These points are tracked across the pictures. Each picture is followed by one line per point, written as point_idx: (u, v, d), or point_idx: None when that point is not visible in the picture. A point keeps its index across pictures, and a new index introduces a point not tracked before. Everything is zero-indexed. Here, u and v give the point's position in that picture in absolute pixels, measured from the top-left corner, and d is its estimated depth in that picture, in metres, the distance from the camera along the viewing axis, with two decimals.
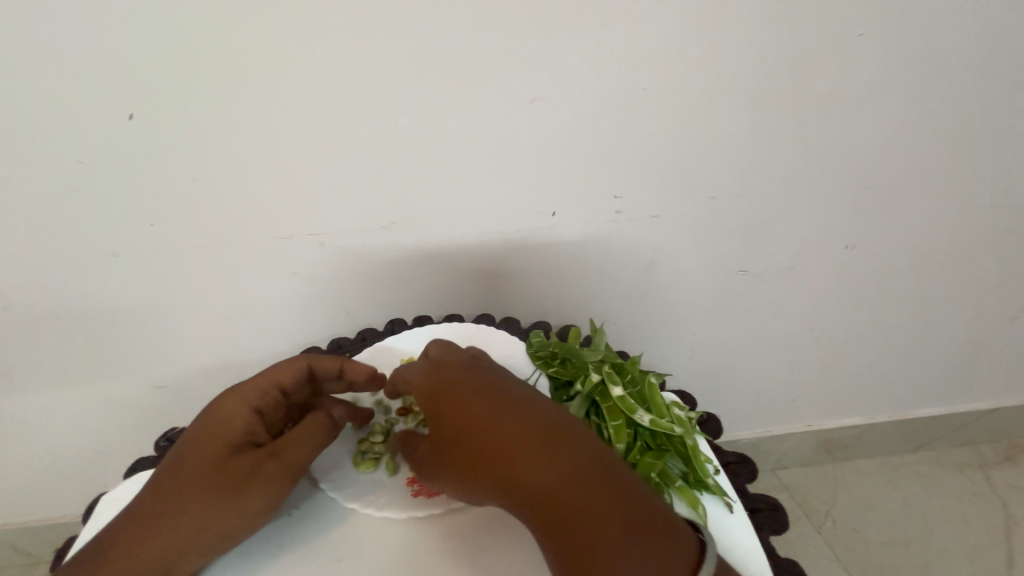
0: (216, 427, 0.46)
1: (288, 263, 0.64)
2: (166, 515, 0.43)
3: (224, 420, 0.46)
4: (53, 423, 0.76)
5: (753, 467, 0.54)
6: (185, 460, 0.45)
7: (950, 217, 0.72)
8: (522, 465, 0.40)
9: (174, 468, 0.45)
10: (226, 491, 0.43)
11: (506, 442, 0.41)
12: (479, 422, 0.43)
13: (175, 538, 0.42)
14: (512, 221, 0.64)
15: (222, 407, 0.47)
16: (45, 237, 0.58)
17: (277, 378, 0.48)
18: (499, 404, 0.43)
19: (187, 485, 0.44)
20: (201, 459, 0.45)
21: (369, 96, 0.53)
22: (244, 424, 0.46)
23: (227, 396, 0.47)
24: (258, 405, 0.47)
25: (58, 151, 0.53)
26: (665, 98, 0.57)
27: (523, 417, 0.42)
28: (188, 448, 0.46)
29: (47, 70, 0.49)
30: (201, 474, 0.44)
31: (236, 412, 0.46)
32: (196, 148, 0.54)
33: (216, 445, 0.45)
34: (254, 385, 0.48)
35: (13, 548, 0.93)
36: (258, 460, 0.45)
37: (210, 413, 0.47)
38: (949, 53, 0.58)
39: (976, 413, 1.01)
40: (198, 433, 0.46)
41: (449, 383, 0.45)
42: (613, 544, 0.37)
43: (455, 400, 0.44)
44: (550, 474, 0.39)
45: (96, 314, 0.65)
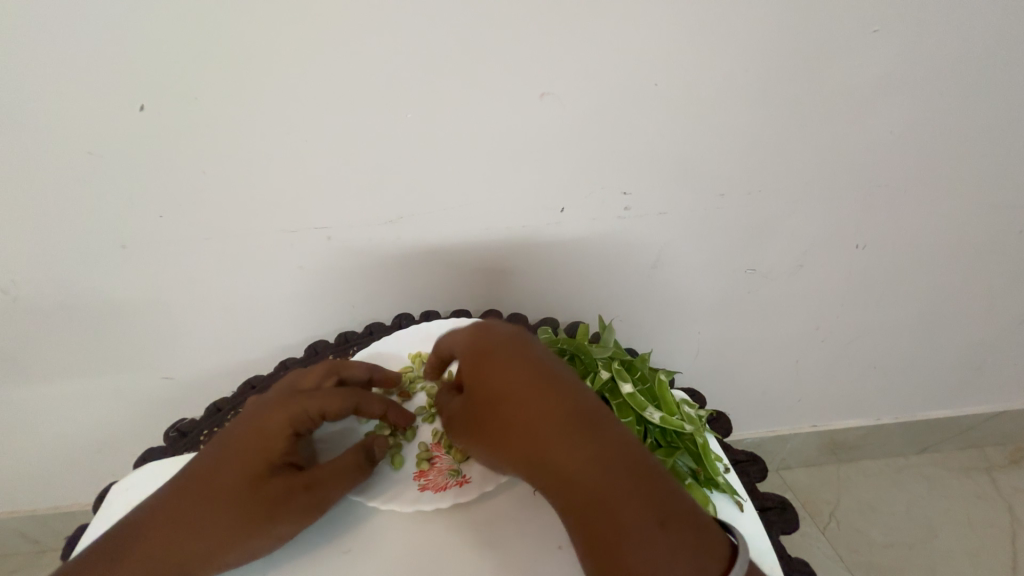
0: (255, 443, 0.45)
1: (295, 256, 0.64)
2: (193, 519, 0.43)
3: (266, 437, 0.45)
4: (61, 414, 0.77)
5: (762, 466, 0.53)
6: (219, 465, 0.45)
7: (962, 217, 0.72)
8: (550, 446, 0.40)
9: (205, 472, 0.45)
10: (256, 505, 0.43)
11: (535, 422, 0.41)
12: (511, 398, 0.42)
13: (195, 549, 0.42)
14: (520, 216, 0.63)
15: (266, 420, 0.46)
16: (54, 228, 0.58)
17: (324, 406, 0.47)
18: (534, 381, 0.42)
19: (216, 497, 0.44)
20: (235, 472, 0.44)
21: (377, 89, 0.53)
22: (284, 445, 0.46)
23: (273, 409, 0.46)
24: (300, 429, 0.47)
25: (67, 143, 0.53)
26: (676, 93, 0.56)
27: (558, 398, 0.41)
28: (224, 453, 0.46)
29: (56, 62, 0.49)
30: (233, 489, 0.44)
31: (280, 431, 0.46)
32: (205, 141, 0.54)
33: (253, 459, 0.45)
34: (303, 408, 0.47)
35: (22, 536, 0.94)
36: (293, 486, 0.45)
37: (253, 422, 0.46)
38: (965, 50, 0.57)
39: (982, 415, 1.01)
40: (237, 441, 0.46)
41: (489, 352, 0.45)
42: (635, 535, 0.36)
43: (492, 372, 0.44)
44: (580, 457, 0.39)
45: (104, 306, 0.65)
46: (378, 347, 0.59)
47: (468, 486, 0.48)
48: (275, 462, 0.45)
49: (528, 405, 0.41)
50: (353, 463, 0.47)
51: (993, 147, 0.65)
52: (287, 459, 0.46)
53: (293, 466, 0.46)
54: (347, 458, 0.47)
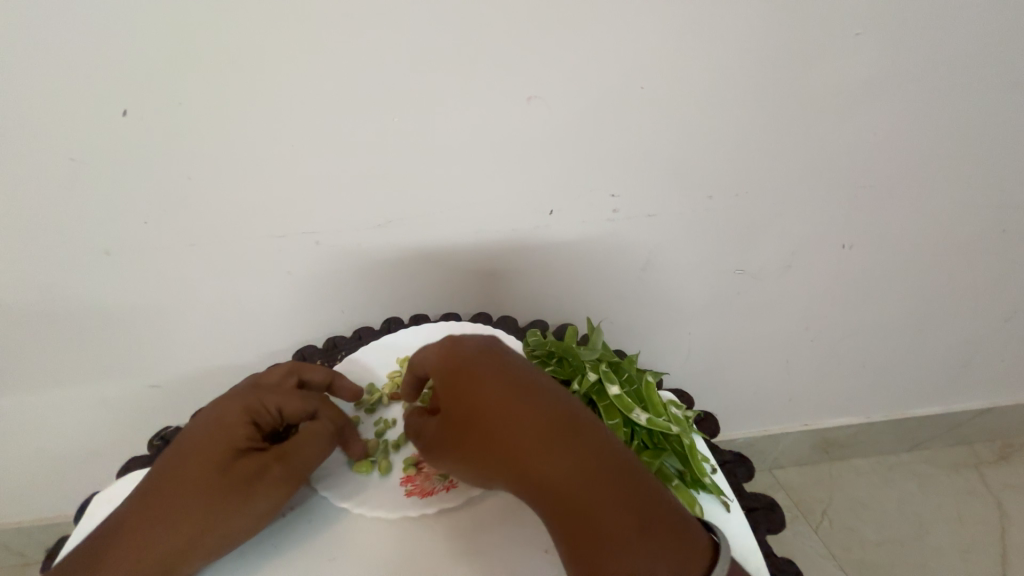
0: (214, 433, 0.45)
1: (284, 261, 0.63)
2: (166, 518, 0.42)
3: (224, 427, 0.45)
4: (45, 423, 0.75)
5: (750, 467, 0.54)
6: (183, 462, 0.44)
7: (946, 217, 0.73)
8: (534, 458, 0.39)
9: (170, 471, 0.44)
10: (231, 495, 0.43)
11: (518, 434, 0.40)
12: (492, 411, 0.41)
13: (174, 544, 0.42)
14: (509, 218, 0.63)
15: (223, 411, 0.46)
16: (37, 234, 0.57)
17: (283, 397, 0.47)
18: (513, 392, 0.41)
19: (188, 489, 0.43)
20: (200, 465, 0.44)
21: (365, 93, 0.53)
22: (244, 432, 0.45)
23: (228, 402, 0.46)
24: (259, 417, 0.46)
25: (48, 147, 0.52)
26: (663, 96, 0.57)
27: (538, 410, 0.40)
28: (184, 452, 0.45)
29: (37, 65, 0.48)
30: (201, 480, 0.43)
31: (237, 419, 0.45)
32: (191, 146, 0.54)
33: (214, 449, 0.44)
34: (259, 398, 0.47)
35: (6, 548, 0.92)
36: (262, 465, 0.45)
37: (211, 416, 0.46)
38: (946, 53, 0.58)
39: (970, 412, 1.02)
40: (196, 437, 0.45)
41: (465, 364, 0.43)
42: (620, 543, 0.37)
43: (468, 385, 0.42)
44: (562, 469, 0.38)
45: (90, 313, 0.64)
46: (366, 351, 0.58)
47: (455, 491, 0.48)
48: (238, 448, 0.45)
49: (511, 418, 0.40)
50: (320, 432, 0.48)
51: (975, 148, 0.66)
52: (251, 444, 0.46)
53: (258, 450, 0.46)
54: (314, 429, 0.48)
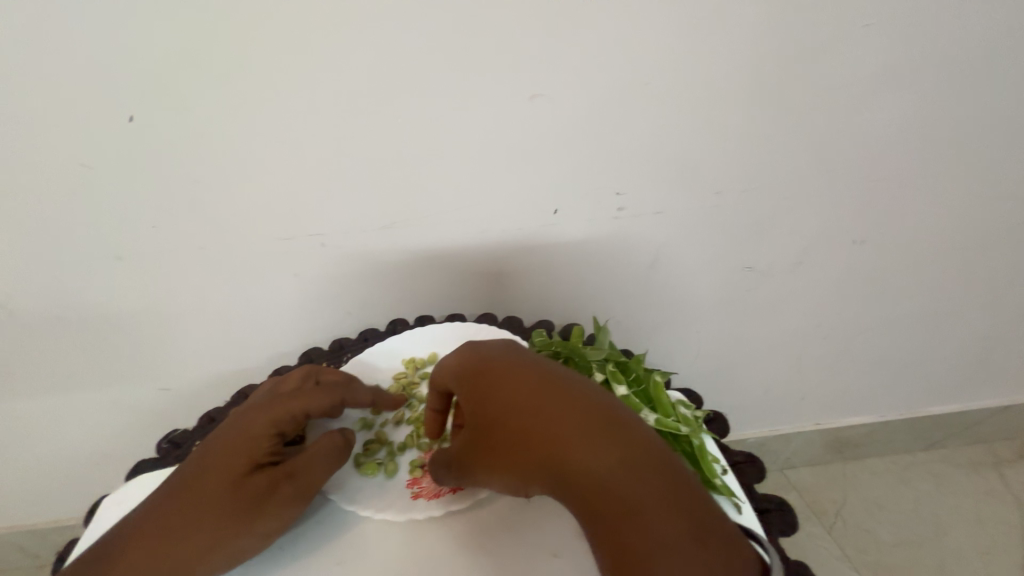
0: (238, 444, 0.45)
1: (290, 264, 0.63)
2: (176, 528, 0.42)
3: (249, 437, 0.45)
4: (57, 427, 0.76)
5: (761, 467, 0.53)
6: (203, 470, 0.45)
7: (960, 210, 0.71)
8: (576, 451, 0.39)
9: (190, 478, 0.44)
10: (240, 513, 0.43)
11: (556, 425, 0.40)
12: (523, 406, 0.42)
13: (183, 550, 0.42)
14: (513, 218, 0.63)
15: (248, 421, 0.46)
16: (48, 239, 0.58)
17: (307, 405, 0.47)
18: (547, 385, 0.42)
19: (201, 502, 0.43)
20: (219, 477, 0.44)
21: (367, 95, 0.52)
22: (268, 444, 0.45)
23: (255, 412, 0.46)
24: (284, 428, 0.46)
25: (58, 154, 0.53)
26: (667, 91, 0.56)
27: (573, 403, 0.41)
28: (207, 459, 0.45)
29: (46, 73, 0.49)
30: (217, 491, 0.43)
31: (263, 430, 0.45)
32: (196, 149, 0.54)
33: (236, 458, 0.44)
34: (284, 409, 0.46)
35: (21, 551, 0.94)
36: (273, 482, 0.44)
37: (235, 426, 0.46)
38: (958, 42, 0.57)
39: (988, 410, 0.99)
40: (220, 447, 0.45)
41: (487, 366, 0.45)
42: (666, 543, 0.36)
43: (492, 386, 0.44)
44: (603, 463, 0.38)
45: (100, 317, 0.65)
46: (371, 352, 0.58)
47: (461, 493, 0.47)
48: (258, 460, 0.45)
49: (544, 411, 0.41)
50: (333, 450, 0.47)
51: (989, 139, 0.65)
52: (271, 458, 0.46)
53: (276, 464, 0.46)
54: (327, 446, 0.47)
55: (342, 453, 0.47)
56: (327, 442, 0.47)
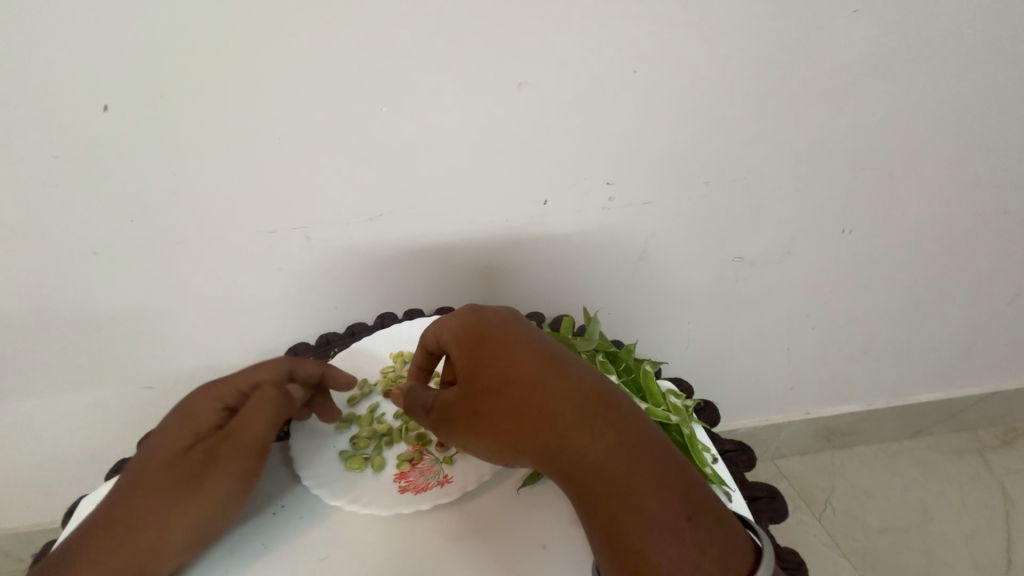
0: (185, 424, 0.45)
1: (276, 258, 0.62)
2: (129, 514, 0.42)
3: (195, 416, 0.46)
4: (36, 426, 0.74)
5: (751, 455, 0.52)
6: (152, 455, 0.45)
7: (947, 199, 0.72)
8: (575, 430, 0.40)
9: (142, 465, 0.44)
10: (186, 488, 0.42)
11: (555, 403, 0.41)
12: (524, 382, 0.42)
13: (138, 538, 0.41)
14: (501, 208, 0.62)
15: (194, 404, 0.46)
16: (21, 234, 0.56)
17: (254, 376, 0.47)
18: (546, 363, 0.43)
19: (151, 484, 0.43)
20: (166, 458, 0.44)
21: (351, 83, 0.51)
22: (213, 420, 0.45)
23: (202, 394, 0.47)
24: (233, 405, 0.46)
25: (29, 144, 0.51)
26: (657, 79, 0.55)
27: (573, 382, 0.42)
28: (157, 445, 0.45)
29: (13, 59, 0.47)
30: (163, 471, 0.43)
31: (208, 409, 0.46)
32: (174, 140, 0.53)
33: (182, 439, 0.45)
34: (230, 386, 0.47)
35: (5, 554, 0.92)
36: (211, 454, 0.43)
37: (183, 410, 0.46)
38: (945, 28, 0.57)
39: (974, 397, 1.01)
40: (168, 432, 0.46)
41: (490, 334, 0.45)
42: (664, 524, 0.37)
43: (492, 356, 0.44)
44: (601, 444, 0.39)
45: (78, 313, 0.63)
46: (361, 346, 0.57)
47: (450, 486, 0.46)
48: (202, 437, 0.45)
49: (547, 390, 0.41)
50: (260, 404, 0.43)
51: (975, 127, 0.65)
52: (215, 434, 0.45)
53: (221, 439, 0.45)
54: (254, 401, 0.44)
55: (269, 403, 0.44)
56: (260, 398, 0.44)
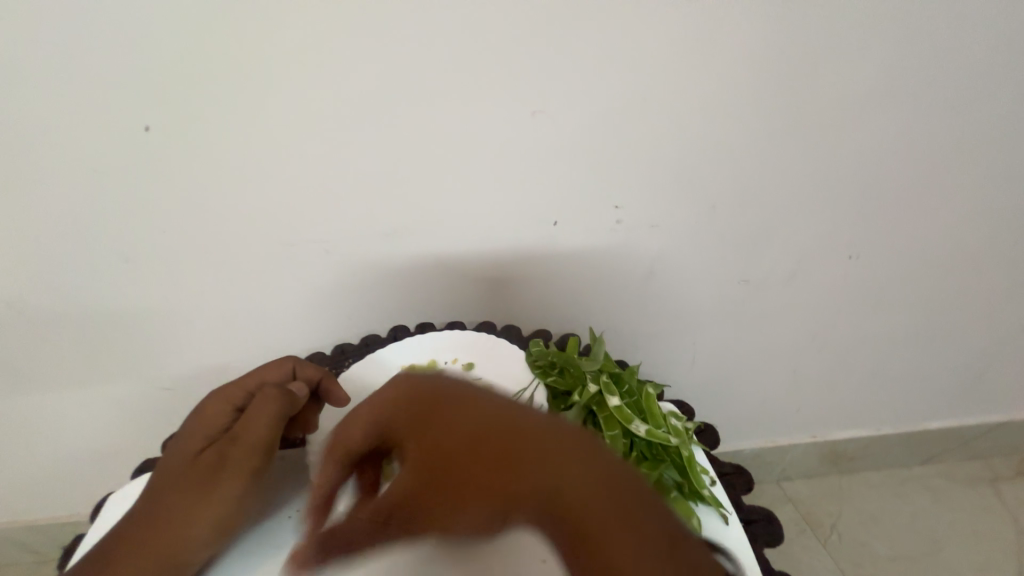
0: (198, 426, 0.47)
1: (295, 270, 0.65)
2: (152, 514, 0.44)
3: (206, 418, 0.47)
4: (63, 422, 0.78)
5: (749, 479, 0.53)
6: (169, 458, 0.47)
7: (955, 227, 0.72)
8: (550, 510, 0.33)
9: (161, 468, 0.46)
10: (202, 484, 0.44)
11: (518, 479, 0.34)
12: (477, 459, 0.35)
13: (162, 536, 0.43)
14: (512, 227, 0.64)
15: (205, 407, 0.48)
16: (62, 241, 0.60)
17: (262, 377, 0.50)
18: (499, 427, 0.36)
19: (170, 484, 0.45)
20: (182, 459, 0.46)
21: (374, 108, 0.54)
22: (224, 420, 0.48)
23: (211, 397, 0.49)
24: (242, 405, 0.49)
25: (76, 159, 0.55)
26: (665, 108, 0.58)
27: (531, 449, 0.35)
28: (173, 448, 0.47)
29: (68, 83, 0.51)
30: (179, 471, 0.45)
31: (219, 409, 0.48)
32: (207, 158, 0.56)
33: (196, 440, 0.47)
34: (238, 387, 0.49)
35: (23, 546, 0.94)
36: (223, 450, 0.45)
37: (194, 414, 0.48)
38: (949, 63, 0.58)
39: (986, 426, 1.00)
40: (183, 435, 0.47)
41: (431, 404, 0.39)
42: None
43: (438, 431, 0.37)
44: (582, 526, 0.32)
45: (109, 316, 0.67)
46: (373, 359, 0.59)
47: None
48: (214, 436, 0.47)
49: (507, 467, 0.34)
50: (268, 401, 0.47)
51: (982, 158, 0.66)
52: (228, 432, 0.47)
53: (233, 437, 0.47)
54: (263, 398, 0.47)
55: (277, 401, 0.47)
56: (265, 398, 0.47)
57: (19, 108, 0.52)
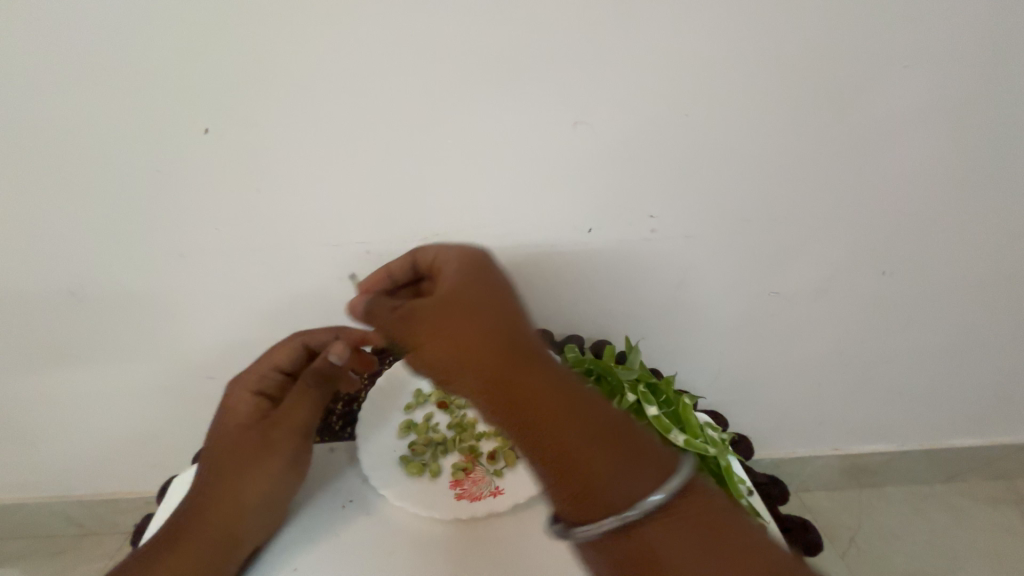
0: (232, 415, 0.53)
1: (337, 269, 0.67)
2: (210, 493, 0.49)
3: (236, 407, 0.53)
4: (111, 405, 0.81)
5: (783, 489, 0.54)
6: (213, 447, 0.51)
7: (993, 246, 0.71)
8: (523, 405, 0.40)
9: (207, 457, 0.51)
10: (254, 460, 0.50)
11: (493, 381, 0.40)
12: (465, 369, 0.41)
13: (223, 514, 0.47)
14: (548, 233, 0.66)
15: (235, 398, 0.54)
16: (121, 234, 0.63)
17: (277, 359, 0.55)
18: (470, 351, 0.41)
19: (222, 467, 0.50)
20: (227, 444, 0.51)
21: (422, 115, 0.56)
22: (253, 405, 0.53)
23: (237, 388, 0.54)
24: (263, 389, 0.54)
25: (140, 158, 0.58)
26: (706, 122, 0.58)
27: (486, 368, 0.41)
28: (214, 437, 0.52)
29: (137, 87, 0.54)
30: (228, 454, 0.50)
31: (247, 397, 0.53)
32: (260, 160, 0.59)
33: (234, 426, 0.52)
34: (257, 374, 0.54)
35: (68, 520, 0.99)
36: (266, 431, 0.51)
37: (226, 405, 0.53)
38: (995, 83, 0.58)
39: (1013, 446, 0.98)
40: (218, 425, 0.53)
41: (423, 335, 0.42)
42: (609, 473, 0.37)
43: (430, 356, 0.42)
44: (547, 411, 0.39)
45: (159, 306, 0.70)
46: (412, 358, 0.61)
47: (503, 496, 0.50)
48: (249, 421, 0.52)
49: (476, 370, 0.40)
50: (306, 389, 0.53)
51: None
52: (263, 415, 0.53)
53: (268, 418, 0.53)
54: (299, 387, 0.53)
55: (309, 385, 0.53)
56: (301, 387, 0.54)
57: (90, 107, 0.55)
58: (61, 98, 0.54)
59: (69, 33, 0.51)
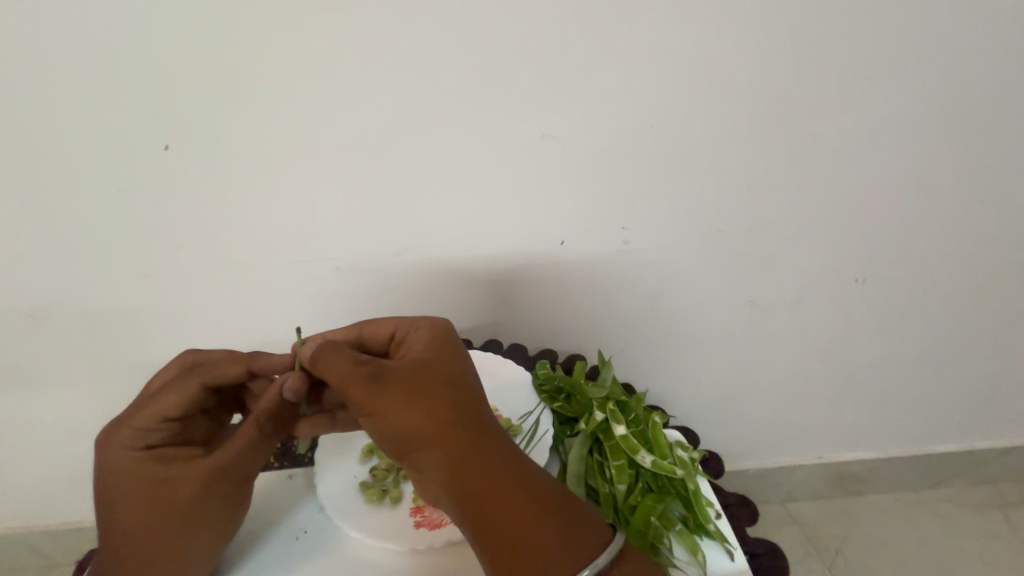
0: (126, 479, 0.44)
1: (305, 286, 0.66)
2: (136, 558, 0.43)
3: (129, 471, 0.44)
4: (75, 429, 0.79)
5: (753, 511, 0.53)
6: (115, 518, 0.43)
7: (964, 253, 0.72)
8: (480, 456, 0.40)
9: (110, 526, 0.43)
10: (181, 519, 0.43)
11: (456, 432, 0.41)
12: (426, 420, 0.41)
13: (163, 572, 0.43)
14: (520, 246, 0.65)
15: (120, 461, 0.44)
16: (80, 253, 0.61)
17: (164, 406, 0.45)
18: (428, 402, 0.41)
19: (142, 533, 0.43)
20: (134, 511, 0.43)
21: (388, 130, 0.56)
22: (148, 463, 0.44)
23: (118, 450, 0.44)
24: (153, 442, 0.45)
25: (97, 175, 0.56)
26: (674, 133, 0.58)
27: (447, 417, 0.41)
28: (110, 507, 0.44)
29: (93, 103, 0.53)
30: (142, 521, 0.43)
31: (137, 456, 0.44)
32: (223, 177, 0.57)
33: (133, 490, 0.43)
34: (140, 427, 0.45)
35: (32, 550, 0.95)
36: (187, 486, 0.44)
37: (112, 470, 0.44)
38: (954, 93, 0.59)
39: (995, 450, 0.99)
40: (111, 493, 0.44)
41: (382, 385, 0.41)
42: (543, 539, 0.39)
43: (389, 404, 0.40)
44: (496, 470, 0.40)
45: (122, 327, 0.68)
46: None
47: None
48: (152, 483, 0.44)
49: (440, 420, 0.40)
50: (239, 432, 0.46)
51: (990, 184, 0.66)
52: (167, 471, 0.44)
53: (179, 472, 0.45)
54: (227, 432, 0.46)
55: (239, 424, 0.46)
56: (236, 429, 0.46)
57: (45, 124, 0.53)
58: (14, 115, 0.53)
59: (19, 50, 0.50)
